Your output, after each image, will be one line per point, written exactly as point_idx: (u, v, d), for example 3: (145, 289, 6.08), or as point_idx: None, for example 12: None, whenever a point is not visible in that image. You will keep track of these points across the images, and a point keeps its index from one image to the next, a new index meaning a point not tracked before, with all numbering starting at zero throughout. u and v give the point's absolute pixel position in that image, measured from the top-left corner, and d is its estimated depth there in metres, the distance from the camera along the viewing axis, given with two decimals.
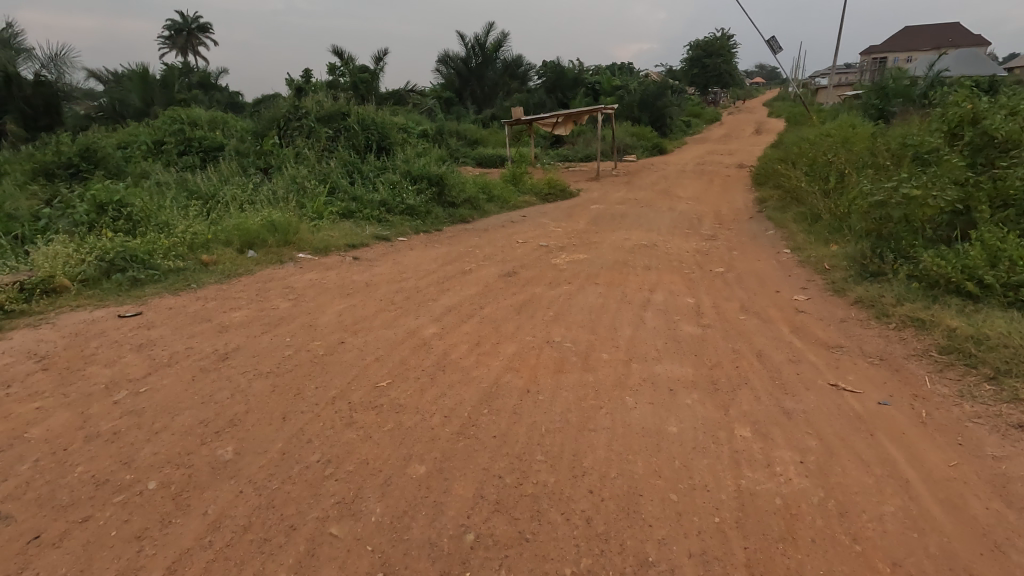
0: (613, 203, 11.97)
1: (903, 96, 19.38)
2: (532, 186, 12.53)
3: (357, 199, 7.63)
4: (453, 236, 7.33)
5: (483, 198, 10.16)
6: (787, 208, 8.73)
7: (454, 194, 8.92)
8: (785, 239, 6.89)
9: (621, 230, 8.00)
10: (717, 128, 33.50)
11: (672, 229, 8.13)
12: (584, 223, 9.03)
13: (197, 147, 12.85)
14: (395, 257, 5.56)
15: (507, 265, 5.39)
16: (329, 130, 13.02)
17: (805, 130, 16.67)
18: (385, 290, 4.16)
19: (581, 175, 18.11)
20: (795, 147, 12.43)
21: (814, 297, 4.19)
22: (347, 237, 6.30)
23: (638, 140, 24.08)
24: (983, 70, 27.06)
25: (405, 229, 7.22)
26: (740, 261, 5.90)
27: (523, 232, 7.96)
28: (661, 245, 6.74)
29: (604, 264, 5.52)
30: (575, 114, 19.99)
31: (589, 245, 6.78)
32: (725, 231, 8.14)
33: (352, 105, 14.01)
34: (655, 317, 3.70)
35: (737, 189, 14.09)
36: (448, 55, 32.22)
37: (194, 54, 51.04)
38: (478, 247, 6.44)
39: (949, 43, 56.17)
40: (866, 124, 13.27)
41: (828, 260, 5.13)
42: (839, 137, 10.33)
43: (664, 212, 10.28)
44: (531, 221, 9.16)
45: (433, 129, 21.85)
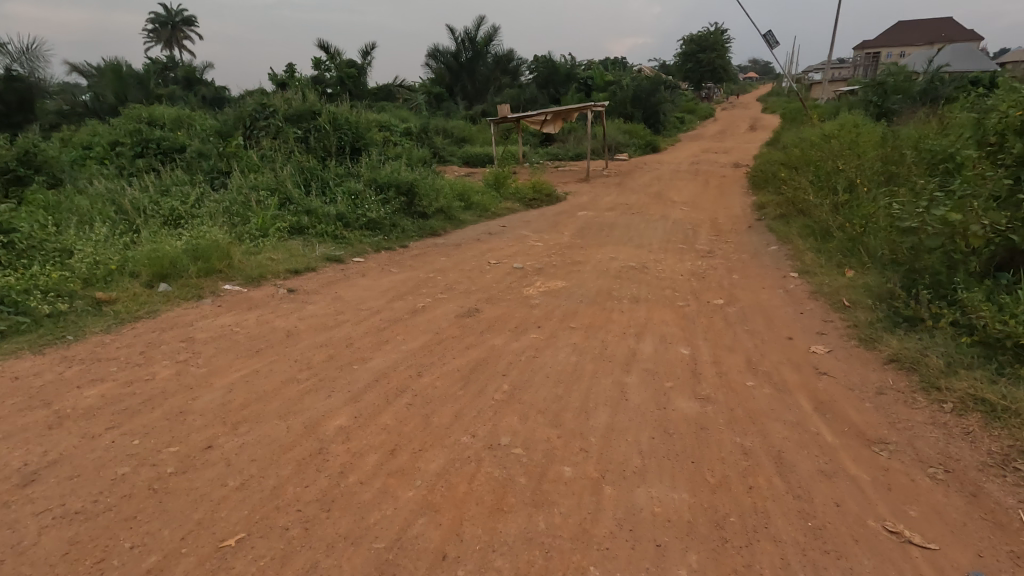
0: (603, 209, 11.17)
1: (903, 93, 18.67)
2: (516, 191, 11.70)
3: (311, 211, 6.80)
4: (418, 254, 6.53)
5: (459, 207, 9.37)
6: (790, 219, 7.97)
7: (425, 204, 8.11)
8: (792, 259, 6.12)
9: (608, 245, 7.20)
10: (712, 124, 32.82)
11: (664, 243, 7.35)
12: (569, 235, 8.23)
13: (156, 148, 11.92)
14: (340, 288, 4.75)
15: (471, 297, 4.59)
16: (297, 131, 12.15)
17: (804, 129, 15.98)
18: (306, 344, 3.36)
19: (570, 176, 17.30)
20: (796, 149, 11.71)
21: (836, 349, 3.42)
22: (290, 260, 5.50)
23: (631, 137, 23.31)
24: (980, 66, 26.55)
25: (363, 247, 6.42)
26: (741, 289, 5.13)
27: (500, 248, 7.16)
28: (652, 267, 5.95)
29: (585, 295, 4.73)
30: (565, 112, 19.21)
31: (571, 266, 5.99)
32: (723, 246, 7.36)
33: (324, 104, 13.16)
34: (639, 386, 2.91)
35: (734, 193, 13.34)
36: (438, 50, 31.36)
37: (180, 48, 49.66)
38: (443, 270, 5.65)
39: (943, 38, 55.67)
40: (869, 125, 12.57)
41: (846, 293, 4.37)
42: (845, 140, 9.56)
43: (657, 220, 9.51)
44: (512, 233, 8.35)
45: (418, 128, 20.94)
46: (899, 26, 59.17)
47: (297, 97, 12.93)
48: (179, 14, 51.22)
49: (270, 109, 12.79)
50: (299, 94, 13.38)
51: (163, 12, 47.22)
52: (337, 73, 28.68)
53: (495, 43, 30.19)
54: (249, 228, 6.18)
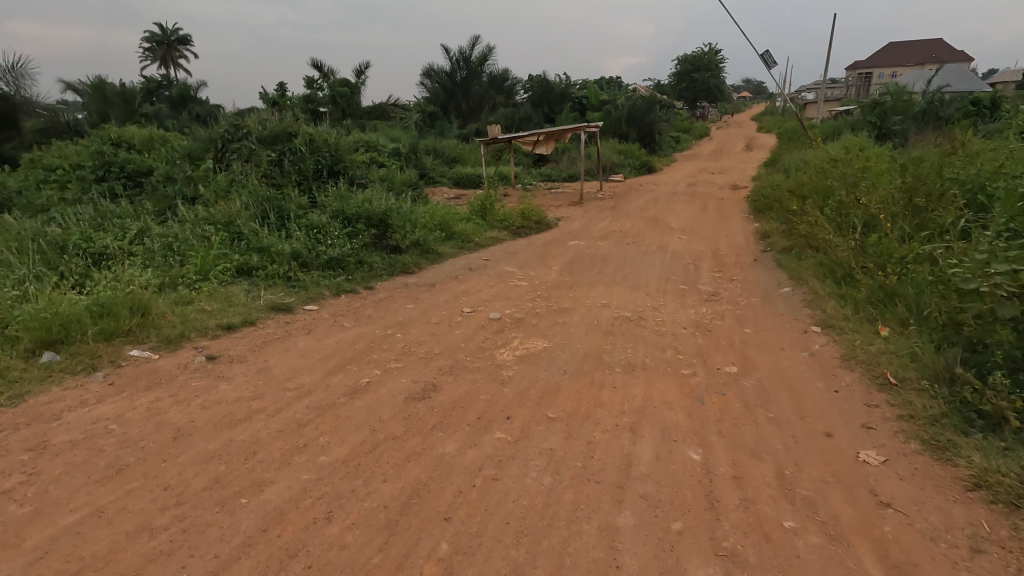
0: (596, 238, 10.41)
1: (903, 114, 18.22)
2: (503, 217, 10.92)
3: (264, 249, 6.01)
4: (383, 299, 5.73)
5: (438, 238, 8.63)
6: (801, 254, 7.23)
7: (398, 237, 7.33)
8: (810, 306, 5.34)
9: (600, 286, 6.40)
10: (708, 143, 32.42)
11: (663, 282, 6.55)
12: (557, 272, 7.43)
13: (119, 172, 11.15)
14: (274, 352, 3.92)
15: (431, 366, 3.77)
16: (271, 153, 11.41)
17: (806, 152, 15.39)
18: (193, 456, 2.52)
19: (563, 199, 16.61)
20: (800, 174, 11.05)
21: (895, 457, 2.63)
22: (225, 313, 4.70)
23: (626, 157, 22.75)
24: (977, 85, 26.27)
25: (320, 291, 5.63)
26: (757, 350, 4.31)
27: (478, 288, 6.35)
28: (651, 317, 5.13)
29: (570, 362, 3.91)
30: (558, 132, 18.61)
31: (556, 317, 5.18)
32: (730, 286, 6.54)
33: (301, 124, 12.49)
34: (634, 537, 2.09)
35: (734, 218, 12.63)
36: (433, 69, 31.03)
37: (174, 67, 49.13)
38: (406, 322, 4.83)
39: (934, 59, 56.05)
40: (875, 148, 11.96)
41: (890, 364, 3.57)
42: (855, 165, 8.87)
43: (654, 251, 8.74)
44: (495, 269, 7.56)
45: (407, 148, 20.30)
46: (891, 47, 59.51)
47: (273, 117, 12.25)
48: (174, 32, 50.92)
49: (244, 130, 12.10)
50: (276, 114, 12.71)
51: (158, 29, 46.73)
52: (329, 92, 28.16)
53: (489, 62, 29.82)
54: (186, 271, 5.39)
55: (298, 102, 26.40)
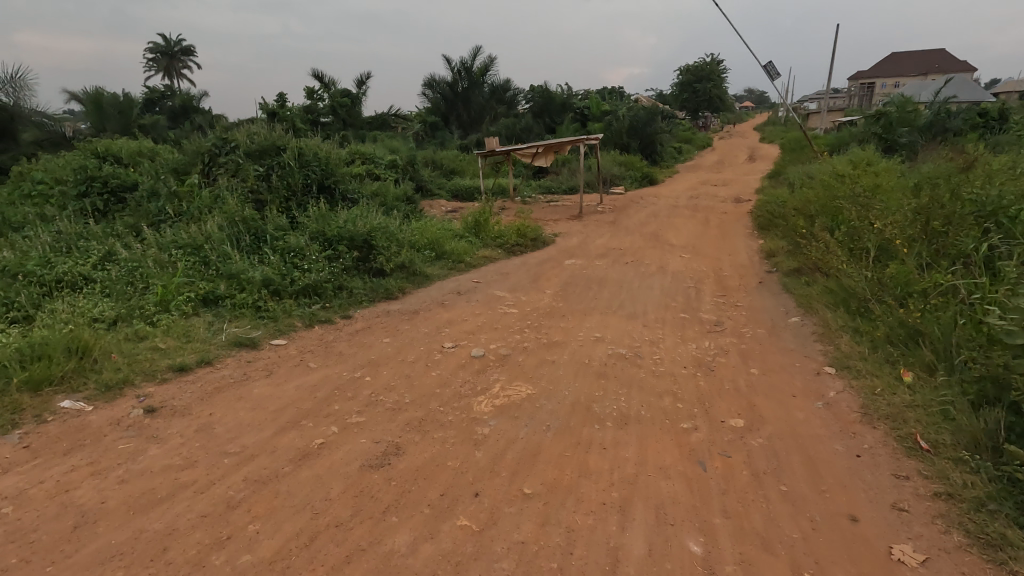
0: (593, 256, 10.00)
1: (908, 126, 17.89)
2: (497, 235, 10.51)
3: (233, 275, 5.61)
4: (360, 331, 5.32)
5: (426, 258, 8.24)
6: (810, 278, 6.80)
7: (382, 260, 6.94)
8: (822, 341, 4.90)
9: (594, 314, 5.98)
10: (709, 154, 32.12)
11: (662, 310, 6.12)
12: (550, 296, 7.01)
13: (102, 186, 10.80)
14: (224, 402, 3.51)
15: (397, 420, 3.35)
16: (258, 167, 11.06)
17: (811, 165, 15.02)
18: (89, 555, 2.11)
19: (562, 213, 16.23)
20: (807, 190, 10.64)
21: (937, 556, 2.20)
22: (180, 351, 4.30)
23: (627, 169, 22.40)
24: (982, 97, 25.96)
25: (291, 322, 5.23)
26: (766, 396, 3.87)
27: (465, 317, 5.95)
28: (649, 353, 4.70)
29: (554, 414, 3.49)
30: (557, 144, 18.27)
31: (544, 353, 4.75)
32: (735, 315, 6.10)
33: (291, 138, 12.16)
34: None
35: (737, 234, 12.22)
36: (434, 80, 30.82)
37: (178, 78, 49.16)
38: (379, 361, 4.41)
39: (936, 69, 55.87)
40: (883, 162, 11.57)
41: (919, 422, 3.14)
42: (863, 181, 8.48)
43: (654, 272, 8.32)
44: (484, 293, 7.15)
45: (404, 159, 20.00)
46: (894, 57, 59.39)
47: (262, 130, 11.91)
48: (177, 43, 51.03)
49: (232, 144, 11.76)
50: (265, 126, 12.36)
51: (162, 40, 46.77)
52: (329, 102, 28.00)
53: (490, 72, 29.62)
54: (145, 302, 5.00)
55: (298, 114, 26.29)
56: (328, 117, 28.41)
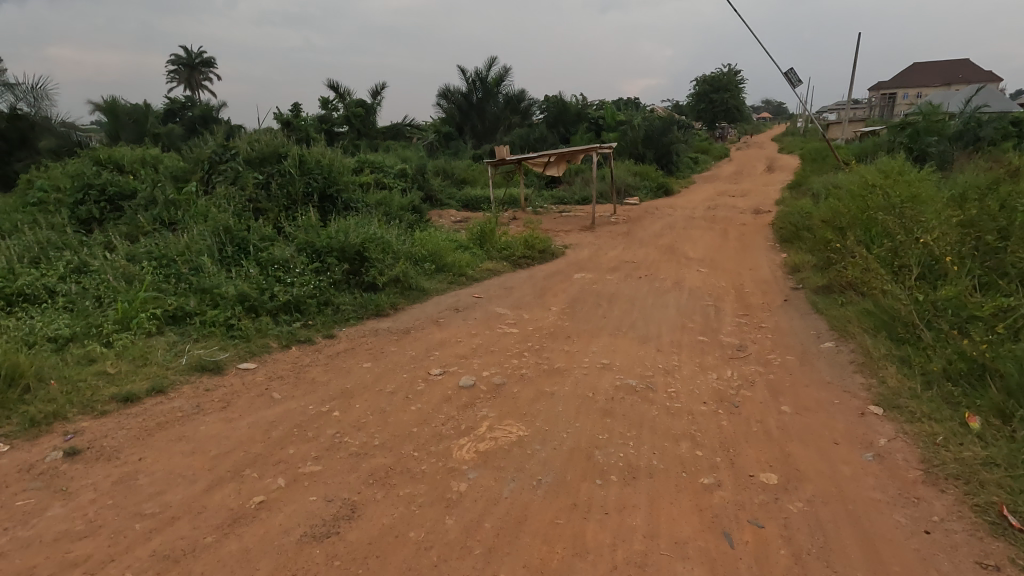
0: (605, 270, 9.43)
1: (937, 136, 17.14)
2: (503, 246, 9.99)
3: (207, 289, 5.15)
4: (341, 353, 4.82)
5: (424, 271, 7.76)
6: (842, 297, 6.17)
7: (375, 273, 6.46)
8: (863, 372, 4.29)
9: (602, 336, 5.41)
10: (727, 164, 31.40)
11: (677, 331, 5.52)
12: (556, 314, 6.46)
13: (99, 194, 10.50)
14: (160, 442, 3.00)
15: (359, 470, 2.81)
16: (258, 175, 10.70)
17: (836, 176, 14.32)
18: None
19: (574, 223, 15.69)
20: (833, 201, 9.99)
21: None
22: (129, 376, 3.84)
23: (641, 179, 21.81)
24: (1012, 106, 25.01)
25: (265, 343, 4.75)
26: (802, 442, 3.27)
27: (459, 337, 5.42)
28: (662, 384, 4.11)
29: (548, 464, 2.92)
30: (570, 153, 17.78)
31: (542, 383, 4.19)
32: (759, 338, 5.49)
33: (294, 145, 11.81)
34: None
35: (758, 247, 11.57)
36: (448, 90, 30.62)
37: (198, 91, 49.98)
38: (354, 390, 3.89)
39: (961, 79, 54.58)
40: (914, 172, 10.88)
41: (1001, 489, 2.55)
42: (899, 191, 7.83)
43: (669, 288, 7.73)
44: (484, 309, 6.63)
45: (414, 168, 19.66)
46: (917, 66, 58.19)
47: (264, 137, 11.58)
48: (199, 54, 51.81)
49: (233, 151, 11.43)
50: (268, 133, 12.04)
51: (184, 51, 47.43)
52: (343, 112, 27.92)
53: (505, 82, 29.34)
54: (105, 319, 4.55)
55: (312, 123, 26.26)
56: (341, 127, 28.32)
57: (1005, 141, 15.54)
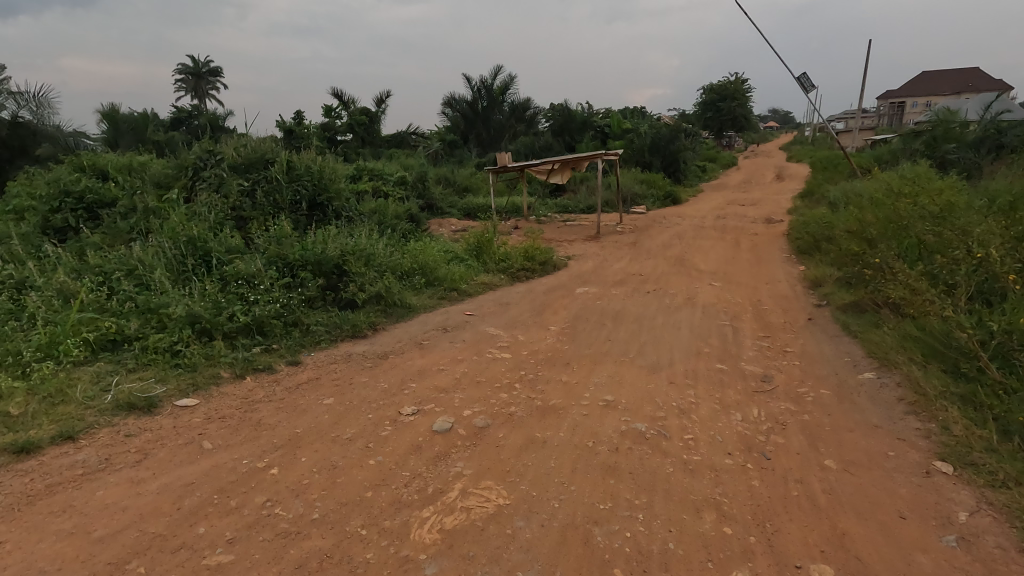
0: (610, 284, 8.76)
1: (955, 143, 16.48)
2: (501, 257, 9.34)
3: (154, 309, 4.53)
4: (304, 384, 4.17)
5: (412, 286, 7.14)
6: (878, 318, 5.47)
7: (353, 289, 5.83)
8: (917, 415, 3.61)
9: (606, 364, 4.72)
10: (735, 173, 30.74)
11: (692, 358, 4.82)
12: (555, 336, 5.79)
13: (76, 202, 9.92)
14: (40, 516, 2.37)
15: (284, 561, 2.16)
16: (243, 181, 10.14)
17: (853, 184, 13.63)
18: None
19: (578, 233, 15.04)
20: (856, 210, 9.31)
21: None
22: (36, 418, 3.21)
23: (648, 187, 21.16)
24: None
25: (214, 371, 4.12)
26: (858, 516, 2.58)
27: (444, 363, 4.77)
28: (679, 429, 3.42)
29: (532, 552, 2.26)
30: (575, 161, 17.17)
31: (533, 426, 3.51)
32: (787, 368, 4.78)
33: (283, 150, 11.26)
34: None
35: (773, 259, 10.87)
36: (453, 98, 30.20)
37: (205, 101, 50.08)
38: (304, 436, 3.23)
39: (972, 88, 53.82)
40: (941, 180, 10.19)
41: None
42: (932, 198, 7.13)
43: (680, 304, 7.04)
44: (475, 329, 5.97)
45: (415, 176, 19.10)
46: (926, 75, 57.53)
47: (251, 142, 11.02)
48: (206, 64, 51.85)
49: (218, 156, 10.86)
50: (256, 138, 11.51)
51: (190, 59, 47.31)
52: (346, 120, 27.50)
53: (511, 90, 28.88)
54: (27, 346, 3.93)
55: (315, 132, 25.89)
56: (345, 135, 27.92)
57: None
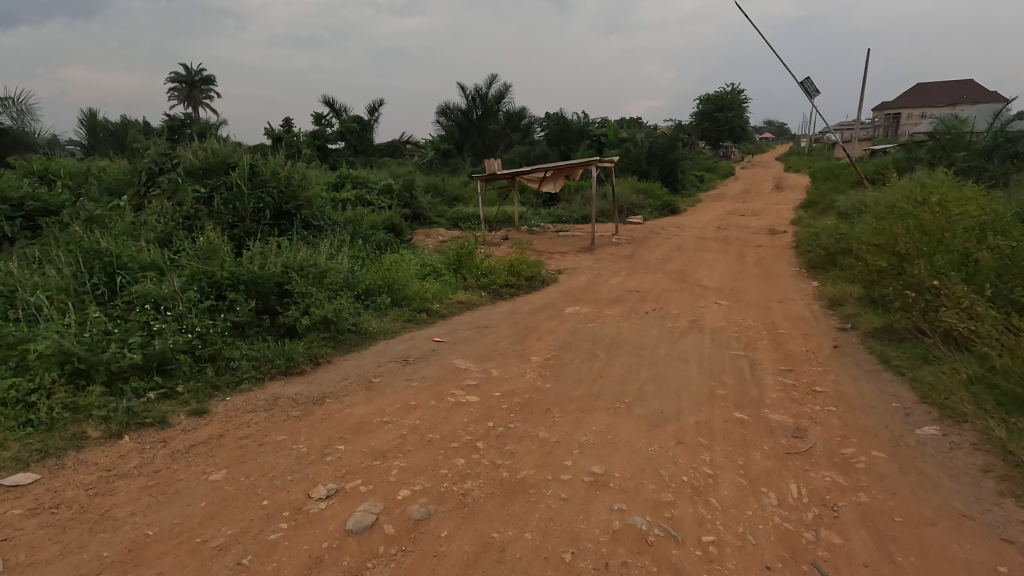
0: (605, 303, 7.81)
1: (966, 151, 15.68)
2: (484, 272, 8.39)
3: (18, 346, 3.60)
4: (199, 444, 3.20)
5: (374, 307, 6.22)
6: (927, 352, 4.53)
7: (294, 313, 4.90)
8: (1018, 499, 2.67)
9: (595, 414, 3.75)
10: (734, 183, 30.01)
11: (703, 405, 3.85)
12: (537, 372, 4.82)
13: (13, 209, 8.90)
14: None
15: None
16: (199, 188, 9.20)
17: (864, 194, 12.81)
18: None
19: (572, 245, 14.12)
20: (876, 222, 8.42)
21: None
22: None
23: (646, 197, 20.31)
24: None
25: (79, 430, 3.18)
26: None
27: (391, 411, 3.78)
28: (694, 527, 2.45)
29: None
30: (569, 169, 16.29)
31: (491, 516, 2.54)
32: (821, 418, 3.82)
33: (248, 154, 10.32)
34: None
35: (783, 273, 9.96)
36: (448, 107, 29.35)
37: (198, 110, 49.36)
38: (157, 541, 2.27)
39: (969, 99, 53.51)
40: (966, 187, 9.32)
41: None
42: (972, 209, 6.23)
43: (684, 329, 6.10)
44: (441, 361, 5.01)
45: (401, 185, 18.17)
46: (923, 86, 57.23)
47: (210, 144, 10.06)
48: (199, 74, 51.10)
49: (174, 160, 9.89)
50: (219, 140, 10.56)
51: (183, 68, 46.45)
52: (337, 128, 26.65)
53: (506, 99, 28.06)
54: None
55: (305, 140, 25.14)
56: (336, 143, 27.15)
57: None
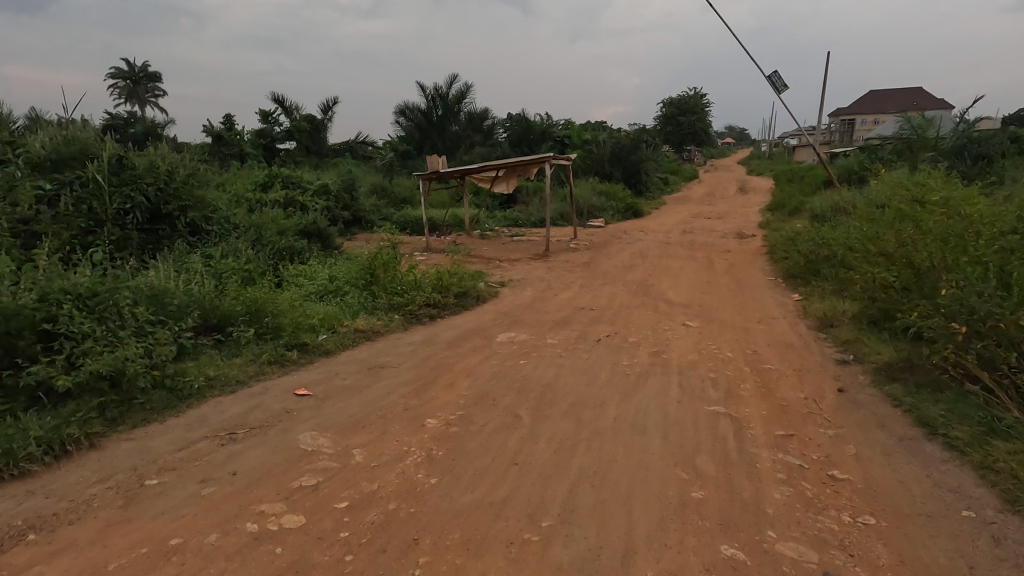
0: (548, 327, 6.25)
1: (933, 151, 14.80)
2: (399, 289, 6.74)
3: None
4: None
5: (219, 348, 4.56)
6: (990, 419, 3.14)
7: (47, 368, 3.24)
8: None
9: (486, 563, 2.17)
10: (698, 186, 29.24)
11: (667, 534, 2.32)
12: (424, 453, 3.20)
13: None
14: None
15: None
16: (42, 183, 7.25)
17: (838, 195, 11.73)
18: None
19: (525, 251, 12.60)
20: (867, 226, 7.15)
21: None
22: None
23: (608, 199, 19.01)
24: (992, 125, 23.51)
25: None
26: None
27: (124, 571, 2.13)
28: None
29: None
30: (523, 167, 14.78)
31: None
32: (858, 545, 2.35)
33: (120, 145, 8.44)
34: None
35: (757, 284, 8.62)
36: (408, 106, 27.11)
37: (143, 109, 46.17)
38: None
39: (920, 106, 54.61)
40: (957, 185, 8.21)
41: None
42: (999, 213, 4.96)
43: (643, 368, 4.59)
44: (282, 435, 3.36)
45: (341, 186, 16.31)
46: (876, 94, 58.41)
47: (69, 130, 8.14)
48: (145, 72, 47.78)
49: (19, 148, 7.93)
50: (86, 127, 8.61)
51: (126, 62, 42.77)
52: (284, 126, 24.53)
53: (468, 100, 26.12)
54: None
55: (247, 138, 22.95)
56: (285, 143, 25.01)
57: (1013, 155, 13.38)
